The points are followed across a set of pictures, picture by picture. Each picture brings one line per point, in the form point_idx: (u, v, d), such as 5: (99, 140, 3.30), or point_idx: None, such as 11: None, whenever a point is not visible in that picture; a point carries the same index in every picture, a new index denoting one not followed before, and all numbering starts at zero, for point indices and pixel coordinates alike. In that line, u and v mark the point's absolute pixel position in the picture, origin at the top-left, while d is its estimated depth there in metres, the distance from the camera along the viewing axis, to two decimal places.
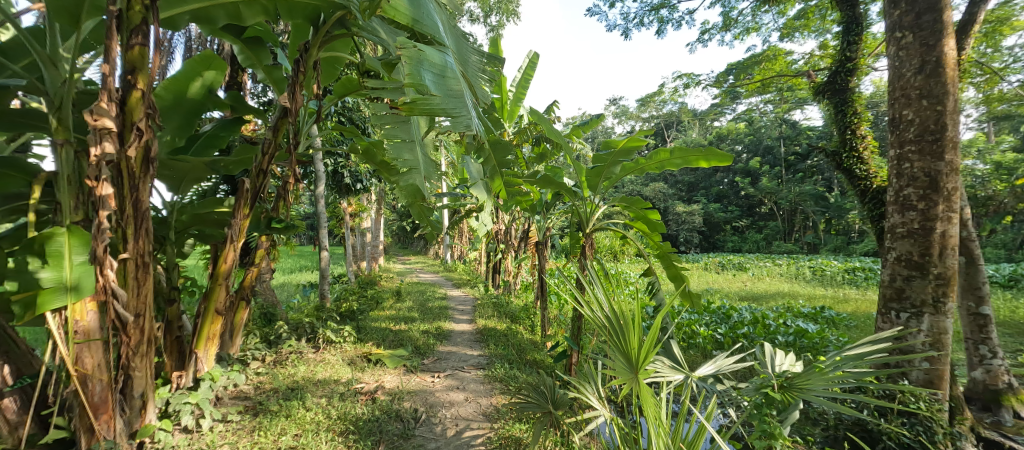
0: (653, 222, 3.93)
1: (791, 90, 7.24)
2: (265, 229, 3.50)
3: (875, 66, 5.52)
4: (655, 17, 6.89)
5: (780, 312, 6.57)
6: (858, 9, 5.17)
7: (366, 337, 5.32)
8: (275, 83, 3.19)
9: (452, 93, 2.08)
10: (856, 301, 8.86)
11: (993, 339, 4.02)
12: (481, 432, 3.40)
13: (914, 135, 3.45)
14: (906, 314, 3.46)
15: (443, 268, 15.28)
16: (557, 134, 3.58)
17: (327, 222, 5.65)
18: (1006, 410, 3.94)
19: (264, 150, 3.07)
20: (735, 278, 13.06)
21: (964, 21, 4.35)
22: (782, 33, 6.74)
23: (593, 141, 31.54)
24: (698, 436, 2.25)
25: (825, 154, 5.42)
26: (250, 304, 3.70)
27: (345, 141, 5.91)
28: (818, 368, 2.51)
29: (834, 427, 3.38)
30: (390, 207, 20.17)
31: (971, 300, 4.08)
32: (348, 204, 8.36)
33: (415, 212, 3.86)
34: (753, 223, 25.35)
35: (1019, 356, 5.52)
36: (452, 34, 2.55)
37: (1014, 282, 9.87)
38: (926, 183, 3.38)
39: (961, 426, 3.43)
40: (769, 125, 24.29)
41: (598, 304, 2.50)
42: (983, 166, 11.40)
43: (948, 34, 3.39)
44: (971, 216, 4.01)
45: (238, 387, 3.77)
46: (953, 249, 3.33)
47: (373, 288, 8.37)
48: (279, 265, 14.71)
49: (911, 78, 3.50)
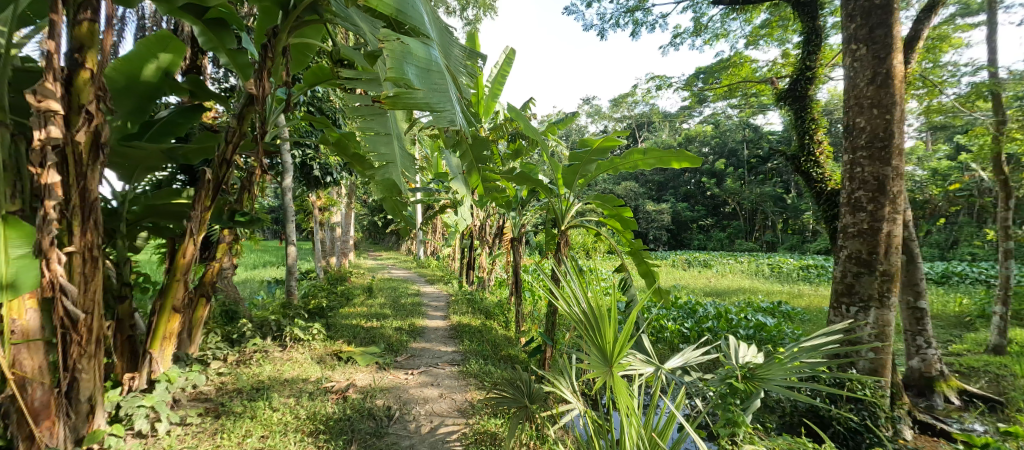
0: (627, 219, 4.02)
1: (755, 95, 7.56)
2: (228, 222, 3.39)
3: (832, 76, 5.84)
4: (629, 19, 7.01)
5: (742, 307, 6.87)
6: (818, 21, 5.46)
7: (336, 335, 5.20)
8: (241, 69, 2.93)
9: (435, 87, 2.10)
10: (810, 296, 9.39)
11: (928, 331, 4.37)
12: (456, 428, 3.41)
13: (865, 141, 3.69)
14: (855, 307, 3.71)
15: (416, 264, 15.02)
16: (534, 131, 3.61)
17: (294, 216, 5.46)
18: (938, 395, 4.32)
19: (227, 139, 2.92)
20: (701, 275, 13.53)
21: (910, 37, 4.69)
22: (748, 40, 7.00)
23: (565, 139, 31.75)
24: (667, 426, 2.37)
25: (785, 158, 5.68)
26: (210, 301, 3.58)
27: (314, 133, 5.71)
28: (777, 360, 2.68)
29: (789, 413, 3.64)
30: (361, 201, 19.77)
31: (910, 295, 4.38)
32: (316, 197, 8.12)
33: (390, 207, 3.64)
34: (716, 221, 26.25)
35: (951, 346, 6.04)
36: (436, 26, 2.56)
37: (947, 279, 10.75)
38: (875, 187, 3.62)
39: (899, 410, 3.72)
40: (733, 128, 25.25)
41: (575, 299, 2.55)
42: (921, 172, 12.43)
43: (897, 49, 3.64)
44: (912, 218, 4.34)
45: (197, 388, 3.61)
46: (897, 248, 3.60)
47: (343, 284, 8.16)
48: (243, 261, 14.14)
49: (863, 89, 3.73)
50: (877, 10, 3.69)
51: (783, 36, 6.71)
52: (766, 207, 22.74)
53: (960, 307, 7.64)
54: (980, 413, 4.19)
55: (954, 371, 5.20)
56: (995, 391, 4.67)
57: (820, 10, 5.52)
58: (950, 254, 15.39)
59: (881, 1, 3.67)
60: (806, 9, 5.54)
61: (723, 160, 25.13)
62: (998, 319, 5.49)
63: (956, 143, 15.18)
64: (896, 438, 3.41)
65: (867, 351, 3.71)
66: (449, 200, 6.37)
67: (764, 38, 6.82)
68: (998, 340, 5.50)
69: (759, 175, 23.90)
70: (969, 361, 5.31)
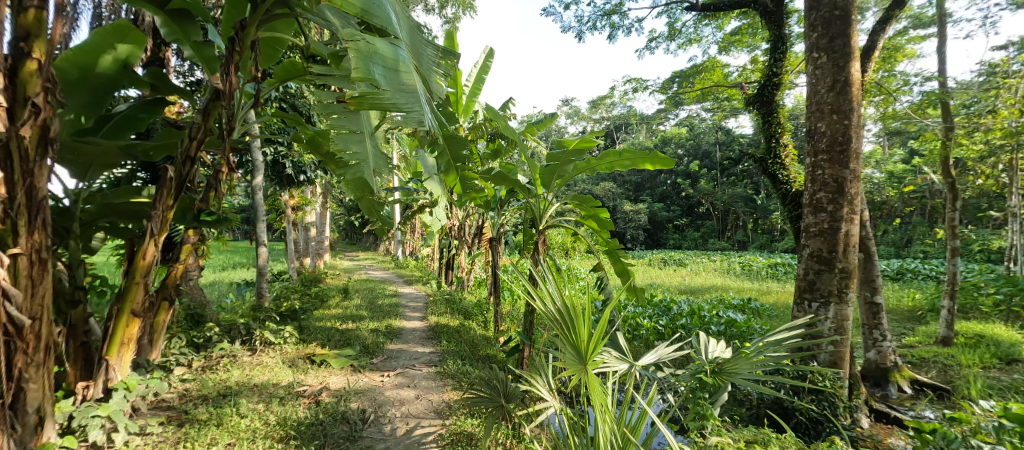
0: (603, 220, 4.08)
1: (727, 99, 7.79)
2: (192, 222, 3.25)
3: (797, 82, 6.10)
4: (606, 23, 7.11)
5: (715, 305, 7.09)
6: (784, 29, 5.68)
7: (309, 338, 5.06)
8: (207, 63, 2.78)
9: (403, 88, 2.07)
10: (779, 293, 9.78)
11: (883, 324, 4.61)
12: (433, 429, 3.37)
13: (825, 146, 3.87)
14: (816, 303, 3.89)
15: (395, 265, 14.79)
16: (512, 131, 3.62)
17: (265, 216, 5.28)
18: (892, 385, 4.60)
19: (192, 135, 2.79)
20: (676, 273, 13.88)
21: (867, 47, 4.96)
22: (720, 46, 7.22)
23: (545, 140, 31.97)
24: (639, 421, 2.44)
25: (754, 160, 5.87)
26: (173, 305, 3.41)
27: (284, 130, 5.55)
28: (744, 354, 2.79)
29: (757, 405, 3.78)
30: (337, 201, 19.36)
31: (867, 290, 4.62)
32: (289, 196, 7.89)
33: (365, 207, 3.54)
34: (690, 221, 26.89)
35: (905, 339, 6.42)
36: (405, 26, 2.53)
37: (901, 275, 11.42)
38: (834, 188, 3.81)
39: (857, 399, 3.92)
40: (707, 131, 25.94)
41: (550, 298, 2.57)
42: (880, 175, 13.12)
43: (854, 58, 3.83)
44: (869, 217, 4.59)
45: (159, 396, 3.44)
46: (854, 246, 3.80)
47: (317, 286, 7.95)
48: (210, 262, 13.62)
49: (824, 95, 3.91)
50: (837, 20, 3.87)
51: (753, 43, 6.95)
52: (737, 208, 23.47)
53: (913, 302, 8.12)
54: (929, 400, 4.47)
55: (907, 362, 5.53)
56: (943, 379, 5.00)
57: (785, 19, 5.74)
58: (906, 252, 16.26)
59: (841, 12, 3.86)
60: (773, 18, 5.75)
61: (695, 162, 25.77)
62: (946, 313, 5.86)
63: (910, 148, 16.06)
64: (853, 426, 3.62)
65: (827, 344, 3.88)
66: (427, 199, 6.30)
67: (735, 44, 7.05)
68: (946, 332, 5.88)
69: (731, 176, 24.61)
70: (921, 352, 5.66)
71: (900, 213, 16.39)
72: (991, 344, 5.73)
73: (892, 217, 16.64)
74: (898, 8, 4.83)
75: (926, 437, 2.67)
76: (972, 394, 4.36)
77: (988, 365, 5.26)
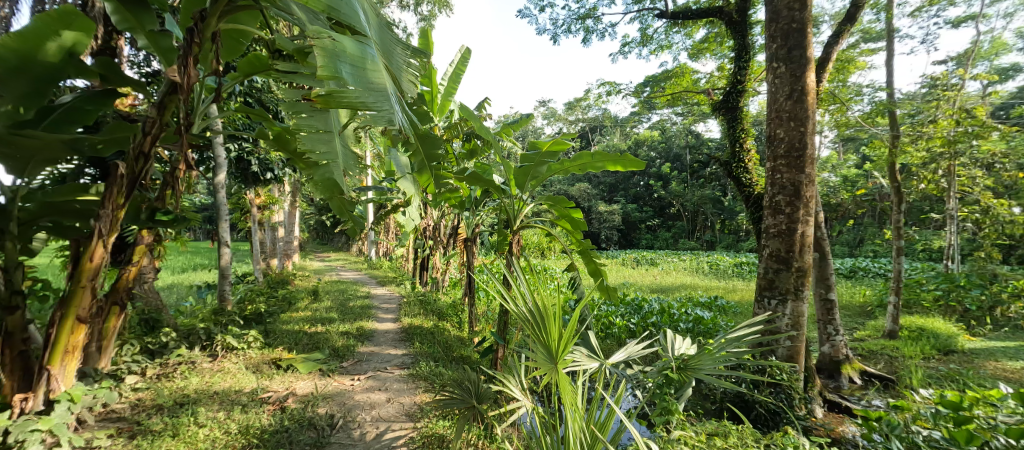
0: (576, 220, 4.12)
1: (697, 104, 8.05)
2: (145, 222, 3.07)
3: (758, 90, 6.40)
4: (581, 26, 7.21)
5: (684, 302, 7.34)
6: (747, 38, 5.92)
7: (275, 342, 4.87)
8: (163, 54, 2.62)
9: (371, 87, 2.03)
10: (744, 291, 10.20)
11: (836, 320, 4.90)
12: (404, 433, 3.32)
13: (784, 151, 4.07)
14: (775, 300, 4.08)
15: (369, 265, 14.44)
16: (487, 131, 3.61)
17: (228, 215, 5.04)
18: (843, 376, 4.89)
19: (145, 130, 2.62)
20: (647, 273, 14.22)
21: (823, 59, 5.26)
22: (690, 53, 7.46)
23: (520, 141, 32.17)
24: (608, 418, 2.49)
25: (719, 163, 6.09)
26: (125, 311, 3.22)
27: (249, 127, 5.33)
28: (707, 351, 2.92)
29: (720, 399, 3.92)
30: (306, 199, 18.78)
31: (822, 288, 4.89)
32: (254, 195, 7.60)
33: (336, 207, 3.42)
34: (661, 222, 27.55)
35: (856, 333, 6.85)
36: (374, 24, 2.49)
37: (854, 273, 12.12)
38: (792, 192, 4.01)
39: (812, 391, 4.13)
40: (677, 134, 26.66)
41: (522, 299, 2.58)
42: (836, 179, 13.89)
43: (809, 69, 4.04)
44: (823, 219, 4.86)
45: (108, 407, 3.23)
46: (809, 246, 4.01)
47: (285, 288, 7.68)
48: (169, 264, 12.95)
49: (783, 103, 4.11)
50: (795, 33, 4.07)
51: (720, 51, 7.20)
52: (705, 209, 24.22)
53: (864, 297, 8.66)
54: (876, 390, 4.78)
55: (858, 355, 5.88)
56: (889, 370, 5.36)
57: (749, 29, 6.00)
58: (858, 251, 17.23)
59: (798, 25, 4.06)
60: (737, 28, 5.99)
61: (665, 164, 26.45)
62: (892, 307, 6.28)
63: (863, 154, 17.07)
64: (807, 416, 3.82)
65: (784, 339, 4.07)
66: (401, 199, 6.18)
67: (703, 52, 7.30)
68: (892, 326, 6.30)
69: (698, 179, 25.39)
70: (870, 345, 6.04)
71: (854, 215, 17.37)
72: (932, 336, 6.17)
73: (846, 219, 17.66)
74: (851, 23, 5.14)
75: (872, 425, 2.87)
76: (914, 383, 4.69)
77: (928, 356, 5.68)
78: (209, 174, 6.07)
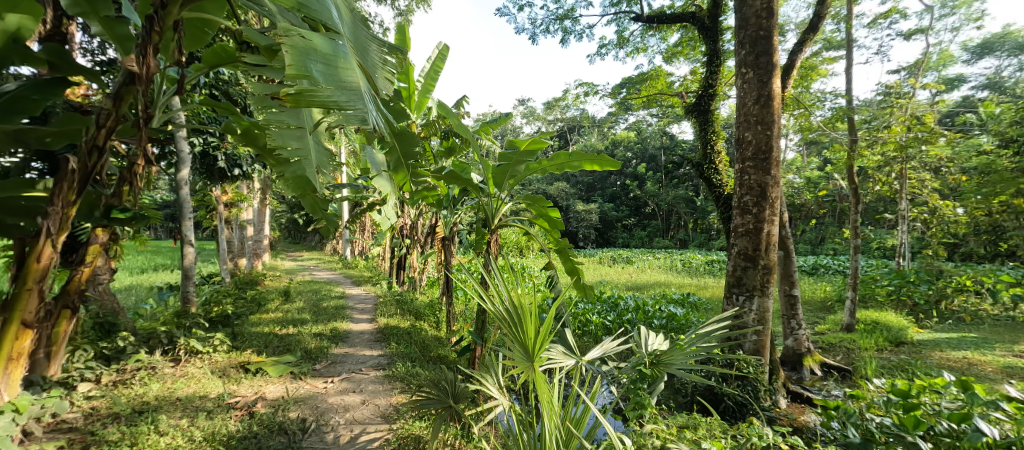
0: (554, 219, 4.14)
1: (671, 106, 8.24)
2: (100, 219, 2.91)
3: (728, 94, 6.63)
4: (558, 27, 7.25)
5: (658, 300, 7.52)
6: (718, 43, 6.10)
7: (243, 344, 4.70)
8: (119, 42, 2.46)
9: (344, 85, 1.97)
10: (715, 288, 10.54)
11: (799, 315, 5.13)
12: (379, 435, 3.26)
13: (751, 154, 4.23)
14: (742, 296, 4.24)
15: (343, 265, 14.09)
16: (466, 130, 3.58)
17: (191, 213, 4.81)
18: (805, 368, 5.13)
19: (99, 123, 2.46)
20: (623, 271, 14.50)
21: (788, 65, 5.48)
22: (664, 57, 7.63)
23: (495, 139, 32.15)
24: (584, 414, 2.54)
25: (692, 164, 6.27)
26: (76, 315, 3.02)
27: (216, 121, 5.11)
28: (679, 346, 3.00)
29: (690, 393, 4.05)
30: (277, 197, 18.18)
31: (786, 285, 5.12)
32: (221, 192, 7.29)
33: (308, 205, 3.31)
34: (637, 221, 28.03)
35: (817, 327, 7.21)
36: (347, 20, 2.42)
37: (816, 270, 12.70)
38: (758, 193, 4.17)
39: (776, 382, 4.31)
40: (653, 135, 27.14)
41: (499, 298, 2.58)
42: (801, 180, 14.49)
43: (775, 75, 4.21)
44: (788, 219, 5.08)
45: (58, 417, 3.02)
46: (775, 244, 4.18)
47: (253, 288, 7.42)
48: (127, 264, 12.28)
49: (751, 107, 4.27)
50: (762, 40, 4.23)
51: (693, 55, 7.39)
52: (679, 209, 24.81)
53: (825, 293, 9.11)
54: (835, 380, 5.04)
55: (819, 348, 6.18)
56: (847, 361, 5.66)
57: (720, 34, 6.18)
58: (820, 249, 18.05)
59: (765, 32, 4.22)
60: (709, 33, 6.17)
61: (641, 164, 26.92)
62: (850, 302, 6.62)
63: (823, 157, 17.93)
64: (772, 407, 4.00)
65: (751, 334, 4.22)
66: (376, 198, 6.06)
67: (677, 55, 7.49)
68: (850, 320, 6.65)
69: (672, 180, 25.93)
70: (830, 338, 6.37)
71: (816, 215, 18.18)
72: (885, 329, 6.56)
73: (808, 218, 18.52)
74: (814, 32, 5.38)
75: (831, 413, 3.03)
76: (868, 373, 4.97)
77: (882, 347, 6.03)
78: (171, 170, 5.78)
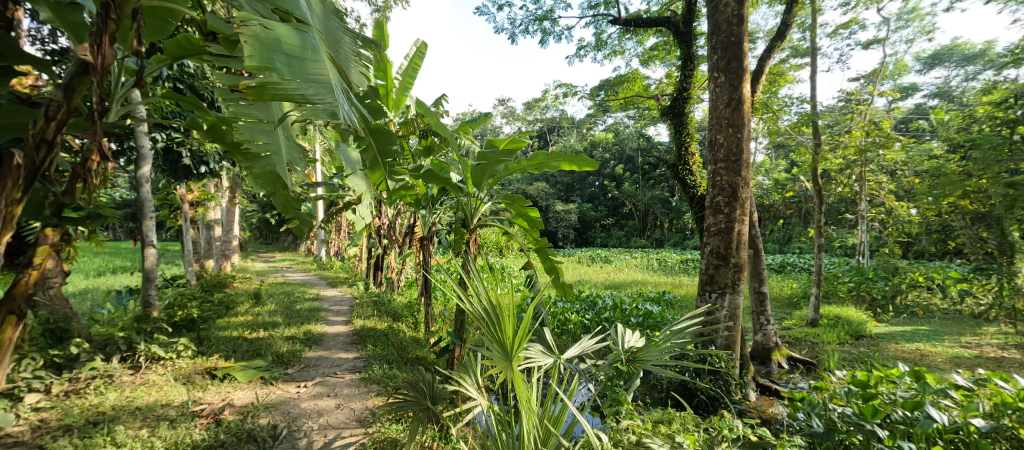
0: (533, 219, 4.14)
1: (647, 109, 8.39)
2: (50, 218, 2.73)
3: (701, 98, 6.83)
4: (537, 27, 7.28)
5: (635, 298, 7.66)
6: (692, 48, 6.24)
7: (209, 350, 4.50)
8: (71, 30, 2.31)
9: (310, 77, 1.91)
10: (689, 286, 10.82)
11: (767, 311, 5.34)
12: (355, 439, 3.18)
13: (723, 156, 4.36)
14: (715, 293, 4.37)
15: (317, 266, 13.71)
16: (444, 128, 3.52)
17: (153, 212, 4.57)
18: (773, 362, 5.33)
19: (48, 115, 2.29)
20: (601, 270, 14.72)
21: (757, 71, 5.68)
22: (641, 60, 7.77)
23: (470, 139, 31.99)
24: (563, 413, 2.54)
25: (667, 165, 6.41)
26: (23, 322, 2.80)
27: (179, 116, 4.87)
28: (654, 342, 3.06)
29: (666, 388, 4.14)
30: (247, 195, 17.52)
31: (755, 282, 5.31)
32: (186, 191, 6.97)
33: (279, 204, 3.21)
34: (615, 221, 28.39)
35: (784, 322, 7.52)
36: (317, 12, 2.34)
37: (782, 269, 13.21)
38: (729, 193, 4.31)
39: (745, 376, 4.46)
40: (630, 137, 27.48)
41: (477, 298, 2.56)
42: (770, 182, 15.02)
43: (744, 80, 4.35)
44: (757, 219, 5.28)
45: (3, 431, 2.80)
46: (745, 243, 4.33)
47: (221, 291, 7.13)
48: (82, 266, 11.57)
49: (722, 110, 4.40)
50: (733, 46, 4.37)
51: (668, 59, 7.55)
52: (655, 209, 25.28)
53: (792, 290, 9.51)
54: (800, 373, 5.26)
55: (786, 342, 6.44)
56: (812, 355, 5.92)
57: (693, 39, 6.32)
58: (787, 248, 18.78)
59: (736, 38, 4.36)
60: (683, 38, 6.31)
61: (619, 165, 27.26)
62: (814, 299, 6.91)
63: (789, 160, 18.66)
64: (742, 400, 4.14)
65: (722, 330, 4.37)
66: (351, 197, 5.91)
67: (653, 59, 7.64)
68: (814, 315, 6.96)
69: (649, 181, 26.34)
70: (796, 333, 6.66)
71: (783, 215, 18.90)
72: (846, 322, 6.91)
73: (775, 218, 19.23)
74: (781, 40, 5.60)
75: (797, 405, 3.17)
76: (832, 365, 5.21)
77: (844, 341, 6.34)
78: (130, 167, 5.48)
